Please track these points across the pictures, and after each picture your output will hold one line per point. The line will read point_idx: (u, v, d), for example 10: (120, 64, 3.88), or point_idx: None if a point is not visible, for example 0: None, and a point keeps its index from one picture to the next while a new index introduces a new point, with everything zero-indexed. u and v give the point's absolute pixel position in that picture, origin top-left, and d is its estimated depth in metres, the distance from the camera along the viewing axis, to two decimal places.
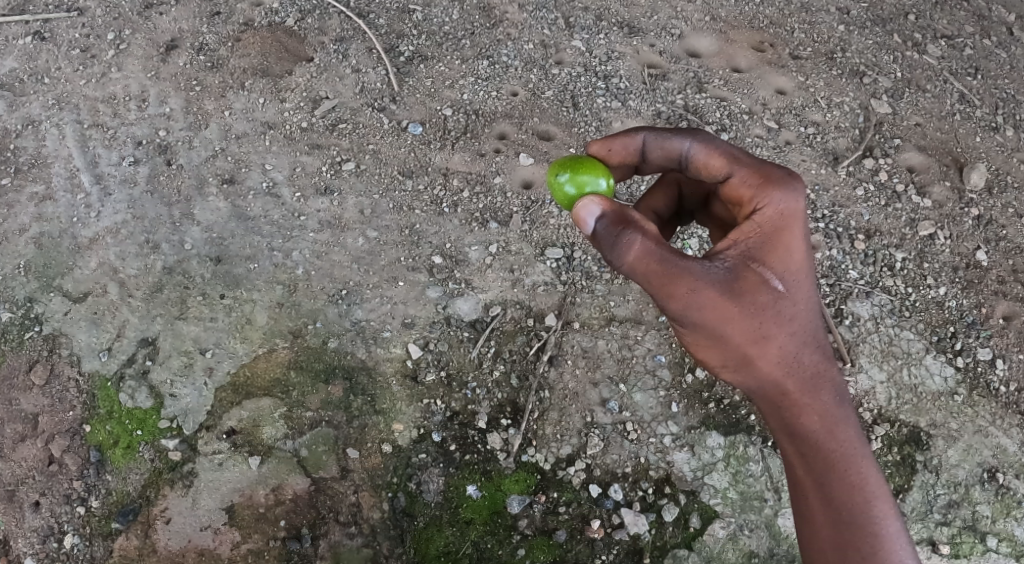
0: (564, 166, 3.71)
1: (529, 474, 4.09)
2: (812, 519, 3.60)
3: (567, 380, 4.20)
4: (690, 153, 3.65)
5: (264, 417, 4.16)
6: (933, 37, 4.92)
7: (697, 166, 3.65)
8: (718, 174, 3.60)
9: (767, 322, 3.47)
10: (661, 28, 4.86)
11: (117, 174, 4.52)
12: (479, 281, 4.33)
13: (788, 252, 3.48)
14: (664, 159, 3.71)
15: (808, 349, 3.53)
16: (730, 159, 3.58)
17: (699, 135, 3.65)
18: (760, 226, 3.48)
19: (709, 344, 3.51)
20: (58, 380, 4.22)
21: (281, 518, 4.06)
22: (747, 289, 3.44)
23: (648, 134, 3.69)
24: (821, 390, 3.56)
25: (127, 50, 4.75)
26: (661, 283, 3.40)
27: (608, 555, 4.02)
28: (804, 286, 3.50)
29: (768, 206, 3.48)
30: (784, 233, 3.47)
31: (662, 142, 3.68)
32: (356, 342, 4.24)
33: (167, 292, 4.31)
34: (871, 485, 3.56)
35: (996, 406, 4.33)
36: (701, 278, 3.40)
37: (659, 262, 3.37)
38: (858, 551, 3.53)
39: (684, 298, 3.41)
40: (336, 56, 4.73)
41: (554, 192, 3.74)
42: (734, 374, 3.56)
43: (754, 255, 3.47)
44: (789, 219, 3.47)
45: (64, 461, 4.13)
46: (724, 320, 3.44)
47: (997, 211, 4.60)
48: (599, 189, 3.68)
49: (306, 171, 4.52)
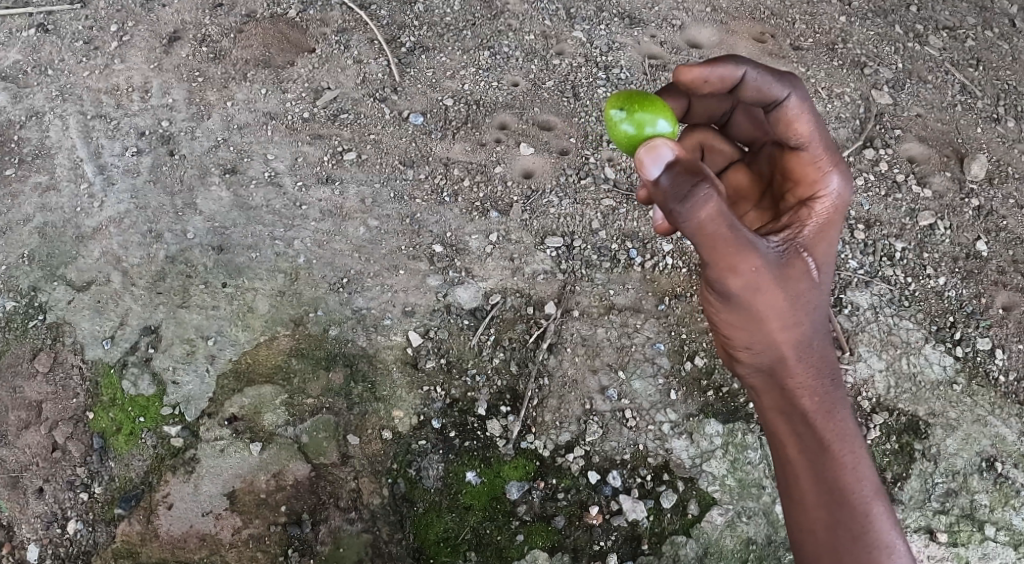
0: (624, 102, 3.63)
1: (528, 461, 4.11)
2: (801, 496, 3.61)
3: (567, 367, 4.22)
4: (785, 103, 3.56)
5: (266, 404, 4.19)
6: (934, 29, 4.93)
7: (778, 119, 3.58)
8: (794, 139, 3.59)
9: (800, 308, 3.54)
10: (662, 19, 4.87)
11: (120, 164, 4.55)
12: (480, 270, 4.36)
13: (829, 242, 3.58)
14: (753, 99, 3.59)
15: (818, 333, 3.61)
16: (816, 129, 3.57)
17: (801, 88, 3.56)
18: (817, 213, 3.56)
19: (741, 322, 3.56)
20: (62, 367, 4.25)
21: (282, 504, 4.09)
22: (794, 273, 3.50)
23: (753, 72, 3.54)
24: (825, 374, 3.63)
25: (131, 42, 4.78)
26: (722, 251, 3.38)
27: (607, 541, 4.04)
28: (830, 277, 3.59)
29: (827, 193, 3.57)
30: (831, 224, 3.58)
31: (763, 83, 3.55)
32: (357, 329, 4.27)
33: (170, 281, 4.35)
34: (863, 467, 3.58)
35: (995, 396, 4.35)
36: (757, 256, 3.42)
37: (729, 229, 3.33)
38: (849, 532, 3.54)
39: (742, 276, 3.44)
40: (338, 47, 4.76)
41: (612, 129, 3.67)
42: (747, 350, 3.62)
43: (805, 243, 3.54)
44: (838, 212, 3.59)
45: (67, 448, 4.17)
46: (765, 300, 3.49)
47: (998, 202, 4.62)
48: (658, 130, 3.61)
49: (308, 161, 4.54)
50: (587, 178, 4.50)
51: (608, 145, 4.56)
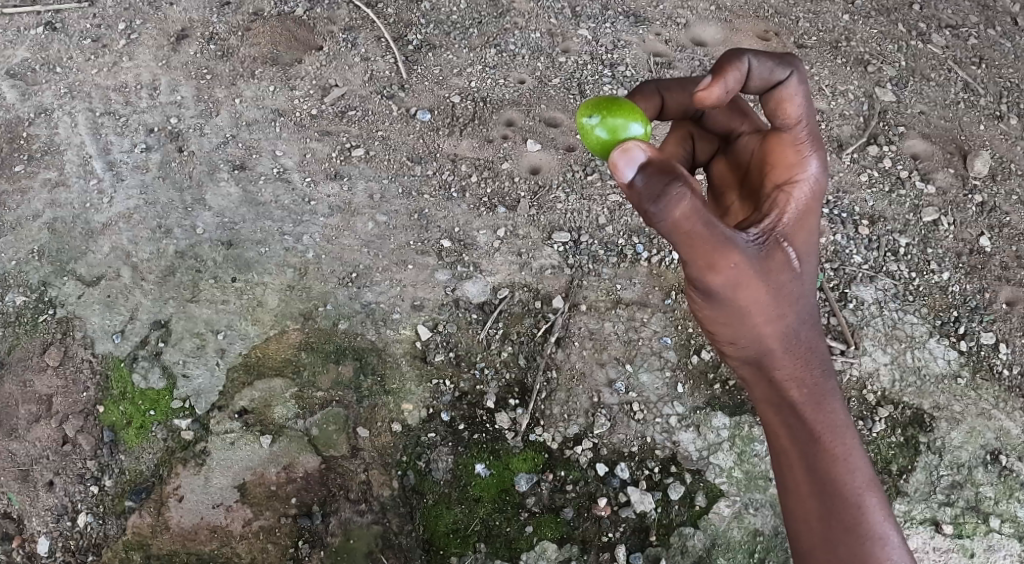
0: (596, 108, 3.64)
1: (536, 453, 4.14)
2: (795, 488, 3.67)
3: (575, 361, 4.25)
4: (786, 83, 3.54)
5: (276, 397, 4.21)
6: (937, 27, 4.97)
7: (772, 100, 3.56)
8: (781, 120, 3.58)
9: (782, 300, 3.55)
10: (667, 17, 4.90)
11: (129, 161, 4.58)
12: (488, 264, 4.39)
13: (808, 231, 3.57)
14: (759, 88, 3.56)
15: (806, 325, 3.62)
16: (806, 109, 3.57)
17: (798, 68, 3.56)
18: (795, 198, 3.52)
19: (725, 317, 3.57)
20: (72, 361, 4.27)
21: (292, 496, 4.11)
22: (774, 267, 3.50)
23: (755, 59, 3.50)
24: (813, 365, 3.64)
25: (139, 40, 4.81)
26: (703, 248, 3.38)
27: (615, 532, 4.06)
28: (812, 266, 3.60)
29: (806, 176, 3.54)
30: (808, 213, 3.55)
31: (767, 67, 3.52)
32: (366, 323, 4.30)
33: (180, 276, 4.37)
34: (853, 457, 3.63)
35: (999, 390, 4.37)
36: (739, 252, 3.43)
37: (705, 226, 3.33)
38: (842, 522, 3.59)
39: (723, 271, 3.44)
40: (345, 44, 4.80)
41: (586, 136, 3.68)
42: (734, 344, 3.64)
43: (785, 234, 3.52)
44: (817, 195, 3.54)
45: (77, 441, 4.19)
46: (748, 295, 3.51)
47: (1001, 198, 4.65)
48: (632, 134, 3.62)
49: (316, 158, 4.57)
50: (594, 173, 4.53)
51: None
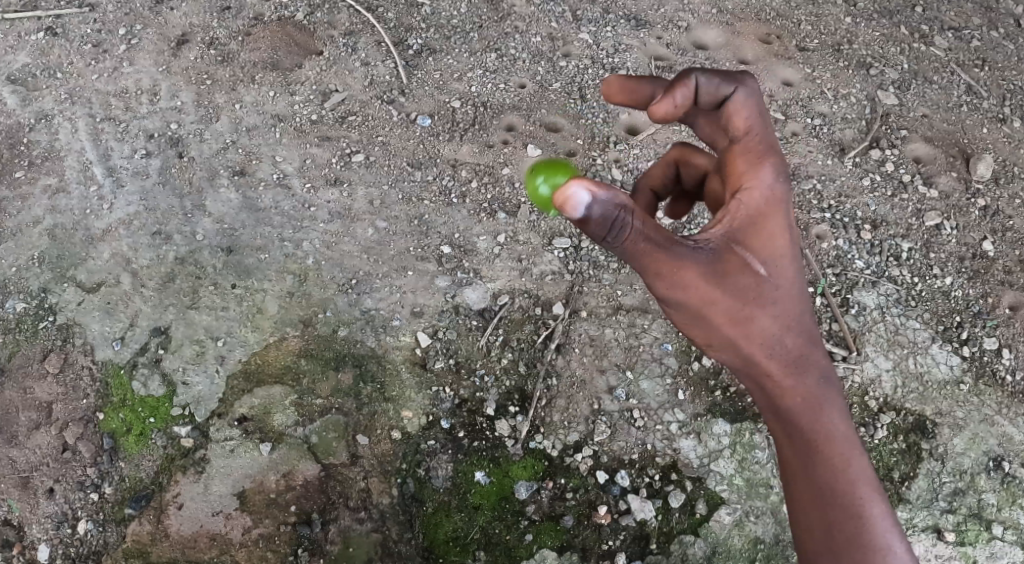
0: (542, 169, 3.82)
1: (536, 461, 4.13)
2: (796, 502, 3.66)
3: (575, 368, 4.24)
4: (737, 94, 3.62)
5: (276, 405, 4.21)
6: (940, 29, 4.94)
7: (723, 115, 3.64)
8: (734, 133, 3.63)
9: (756, 310, 3.54)
10: (668, 20, 4.88)
11: (129, 167, 4.58)
12: (488, 270, 4.38)
13: (776, 239, 3.54)
14: (709, 105, 3.65)
15: (789, 333, 3.59)
16: (758, 120, 3.62)
17: (744, 81, 3.65)
18: (750, 206, 3.53)
19: (700, 328, 3.58)
20: (72, 368, 4.27)
21: (292, 504, 4.11)
22: (734, 273, 3.50)
23: (701, 76, 3.62)
24: (800, 373, 3.61)
25: (139, 45, 4.81)
26: (657, 266, 3.42)
27: (615, 540, 4.05)
28: (785, 272, 3.56)
29: (757, 185, 3.54)
30: (766, 218, 3.53)
31: (713, 82, 3.63)
32: (366, 330, 4.29)
33: (180, 282, 4.37)
34: (849, 465, 3.60)
35: (1002, 395, 4.35)
36: (694, 263, 3.44)
37: (654, 244, 3.38)
38: (843, 533, 3.57)
39: (686, 285, 3.46)
40: (345, 49, 4.78)
41: (531, 196, 3.84)
42: (717, 356, 3.65)
43: (740, 239, 3.52)
44: (774, 204, 3.54)
45: (78, 448, 4.18)
46: (712, 305, 3.50)
47: (1004, 202, 4.63)
48: None
49: (316, 163, 4.56)
50: (595, 179, 4.53)
51: (615, 147, 4.61)
